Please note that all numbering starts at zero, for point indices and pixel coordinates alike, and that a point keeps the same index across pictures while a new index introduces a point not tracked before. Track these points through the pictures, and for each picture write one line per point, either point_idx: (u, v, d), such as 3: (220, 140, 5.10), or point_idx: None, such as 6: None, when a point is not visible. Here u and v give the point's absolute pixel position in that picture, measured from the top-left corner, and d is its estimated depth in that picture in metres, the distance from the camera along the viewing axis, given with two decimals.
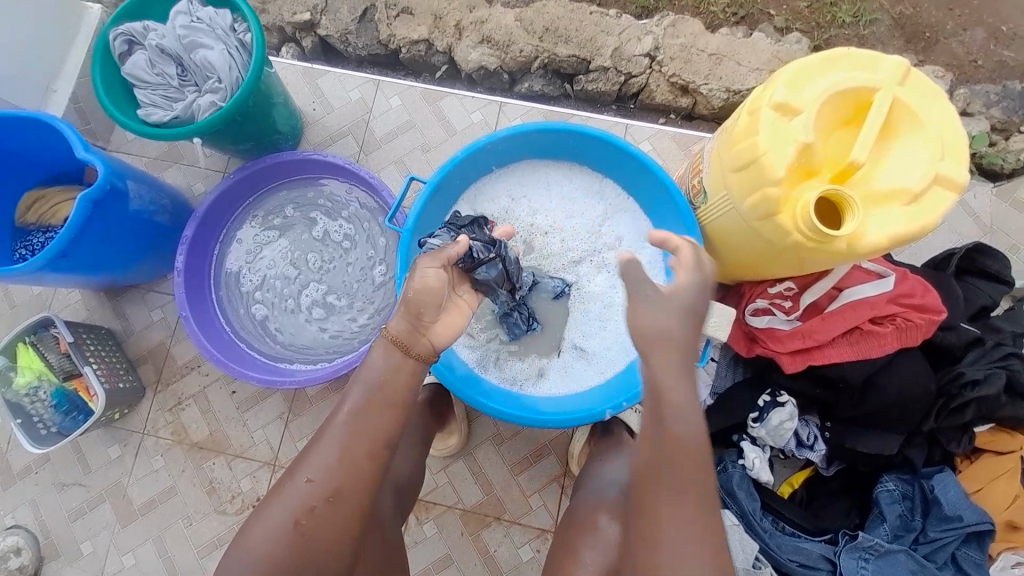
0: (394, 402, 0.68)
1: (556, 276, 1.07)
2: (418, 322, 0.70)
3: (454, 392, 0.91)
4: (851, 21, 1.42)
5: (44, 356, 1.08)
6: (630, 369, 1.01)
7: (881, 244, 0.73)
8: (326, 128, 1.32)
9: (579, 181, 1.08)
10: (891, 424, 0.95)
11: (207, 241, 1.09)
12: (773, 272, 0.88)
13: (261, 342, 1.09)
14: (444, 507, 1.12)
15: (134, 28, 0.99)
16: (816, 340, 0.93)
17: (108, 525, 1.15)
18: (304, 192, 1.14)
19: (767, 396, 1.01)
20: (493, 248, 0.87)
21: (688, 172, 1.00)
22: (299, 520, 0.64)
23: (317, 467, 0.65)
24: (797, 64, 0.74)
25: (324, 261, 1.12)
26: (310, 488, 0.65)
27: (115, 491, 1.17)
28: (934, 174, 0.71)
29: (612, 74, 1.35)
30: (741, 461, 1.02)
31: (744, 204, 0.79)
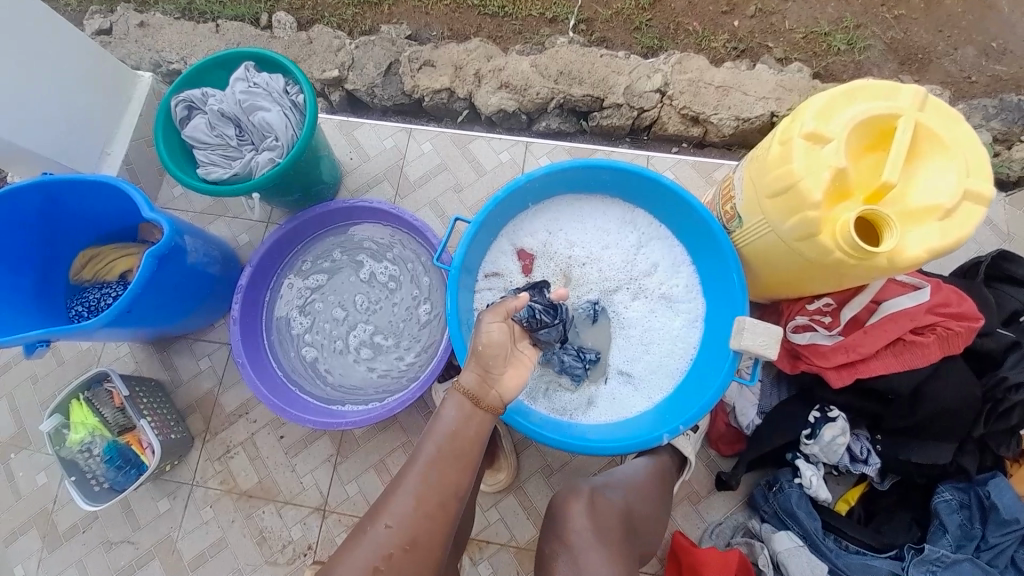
0: (462, 448, 0.72)
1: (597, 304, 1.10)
2: (486, 375, 0.77)
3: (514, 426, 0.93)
4: (846, 48, 1.51)
5: (98, 411, 1.11)
6: (678, 392, 1.03)
7: (922, 258, 0.76)
8: (362, 176, 1.39)
9: (613, 212, 1.13)
10: (942, 434, 0.95)
11: (260, 289, 1.14)
12: (813, 289, 0.91)
13: (313, 383, 1.12)
14: (498, 544, 1.12)
15: (195, 95, 1.07)
16: (860, 353, 0.95)
17: None
18: (349, 237, 1.19)
19: (817, 412, 1.01)
20: (554, 313, 0.99)
21: (717, 197, 1.04)
22: (379, 567, 0.66)
23: (394, 513, 0.68)
24: (822, 97, 0.80)
25: (371, 302, 1.16)
26: (388, 535, 0.67)
27: (165, 546, 1.16)
28: (965, 190, 0.75)
29: (626, 109, 1.42)
30: (797, 479, 1.02)
31: (782, 227, 0.83)
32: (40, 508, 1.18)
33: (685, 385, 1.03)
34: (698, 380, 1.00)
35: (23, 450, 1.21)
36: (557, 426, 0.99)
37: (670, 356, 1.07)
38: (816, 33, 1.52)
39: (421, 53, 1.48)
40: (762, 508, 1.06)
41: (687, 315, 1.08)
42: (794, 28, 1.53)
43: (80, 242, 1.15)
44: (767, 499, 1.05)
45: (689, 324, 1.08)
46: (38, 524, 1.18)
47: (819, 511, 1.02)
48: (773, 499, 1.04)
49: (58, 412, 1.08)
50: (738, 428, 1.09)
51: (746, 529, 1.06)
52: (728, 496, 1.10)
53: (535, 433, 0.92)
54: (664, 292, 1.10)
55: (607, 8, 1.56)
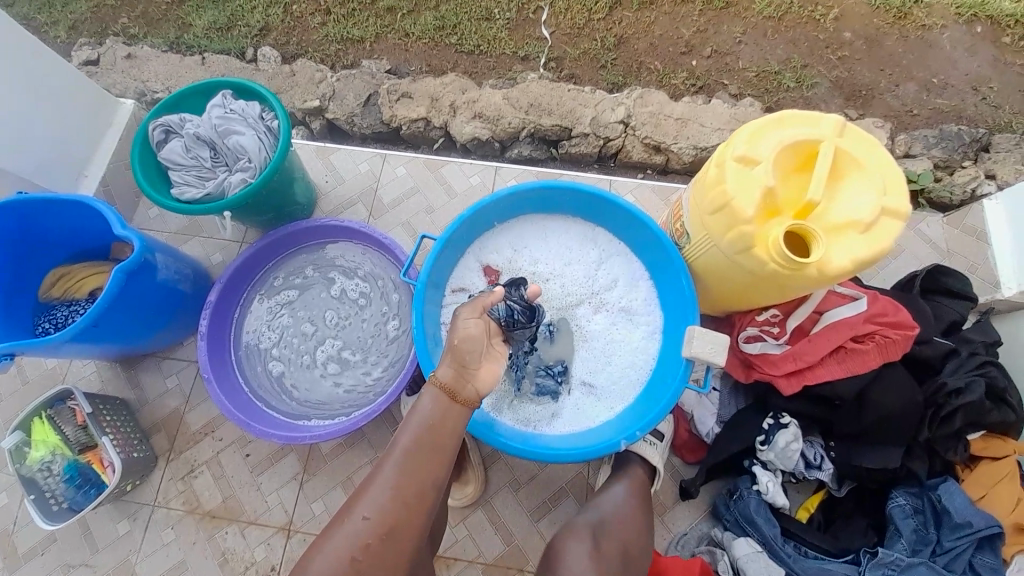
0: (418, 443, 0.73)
1: (559, 318, 1.15)
2: (463, 370, 0.80)
3: (479, 437, 0.95)
4: (795, 85, 1.64)
5: (60, 429, 1.07)
6: (637, 402, 1.06)
7: (848, 267, 0.82)
8: (338, 198, 1.44)
9: (574, 231, 1.19)
10: (890, 436, 1.00)
11: (229, 304, 1.15)
12: (759, 300, 0.97)
13: (279, 399, 1.12)
14: (466, 562, 1.10)
15: (172, 120, 1.11)
16: (806, 361, 1.00)
17: None
18: (321, 255, 1.22)
19: (771, 418, 1.05)
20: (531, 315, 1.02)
21: (670, 216, 1.11)
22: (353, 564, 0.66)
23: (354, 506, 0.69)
24: (752, 124, 0.88)
25: (340, 318, 1.18)
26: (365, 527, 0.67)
27: (122, 571, 1.12)
28: (882, 206, 0.83)
29: (592, 138, 1.52)
30: (755, 486, 1.05)
31: (723, 241, 0.89)
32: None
33: (645, 395, 1.06)
34: (657, 389, 1.04)
35: None
36: (521, 436, 1.01)
37: (630, 367, 1.11)
38: (767, 72, 1.66)
39: (400, 86, 1.57)
40: (725, 517, 1.07)
41: (646, 328, 1.13)
42: (746, 67, 1.66)
43: (51, 259, 1.16)
44: (729, 508, 1.07)
45: (648, 337, 1.12)
46: None
47: (779, 518, 1.04)
48: (733, 507, 1.06)
49: (20, 430, 1.06)
50: (699, 436, 1.12)
51: (709, 538, 1.07)
52: (693, 507, 1.11)
53: (491, 439, 0.95)
54: (624, 306, 1.15)
55: (575, 48, 1.68)
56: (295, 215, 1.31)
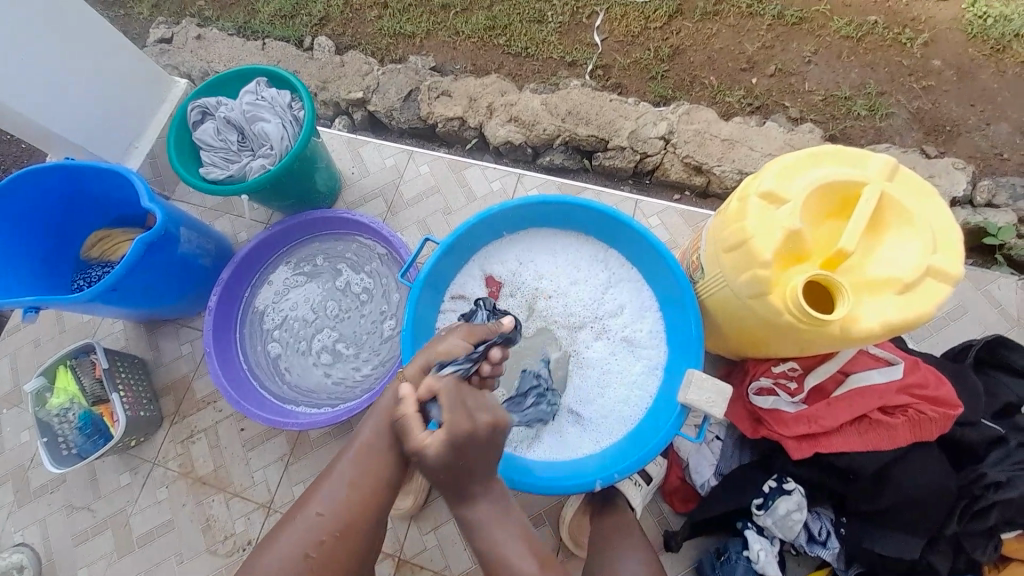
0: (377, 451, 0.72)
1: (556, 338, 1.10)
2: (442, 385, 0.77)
3: None
4: (866, 114, 1.49)
5: (79, 379, 1.16)
6: (626, 440, 0.99)
7: (875, 331, 0.72)
8: (363, 190, 1.46)
9: (586, 250, 1.14)
10: (911, 524, 0.88)
11: (241, 283, 1.19)
12: (773, 351, 0.88)
13: (274, 381, 1.15)
14: (431, 573, 1.08)
15: (209, 102, 1.17)
16: (822, 426, 0.89)
17: (105, 554, 1.17)
18: (332, 245, 1.24)
19: (773, 481, 0.95)
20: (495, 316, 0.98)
21: (688, 246, 1.04)
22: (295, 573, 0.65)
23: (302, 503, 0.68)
24: (786, 158, 0.79)
25: (341, 310, 1.19)
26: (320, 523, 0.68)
27: (118, 519, 1.19)
28: (926, 267, 0.72)
29: (628, 152, 1.45)
30: (746, 552, 0.95)
31: (736, 282, 0.81)
32: (17, 465, 1.23)
33: (635, 434, 0.99)
34: (648, 430, 0.97)
35: (11, 408, 1.27)
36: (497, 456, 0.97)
37: (625, 402, 1.04)
38: (835, 97, 1.51)
39: (441, 84, 1.56)
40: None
41: (647, 362, 1.06)
42: (813, 90, 1.52)
43: (94, 221, 1.25)
44: (714, 569, 0.98)
45: (648, 372, 1.05)
46: (12, 480, 1.23)
47: None
48: (719, 569, 0.97)
49: (44, 375, 1.14)
50: (692, 486, 1.03)
51: None
52: (676, 559, 1.03)
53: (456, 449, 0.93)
54: (627, 336, 1.08)
55: (625, 56, 1.60)
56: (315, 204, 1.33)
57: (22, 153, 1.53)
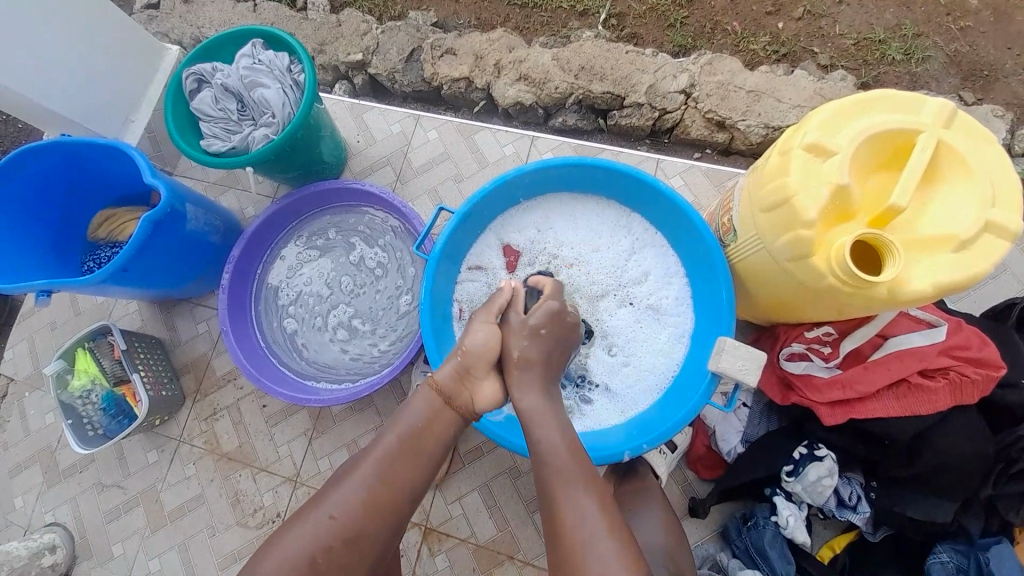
0: None
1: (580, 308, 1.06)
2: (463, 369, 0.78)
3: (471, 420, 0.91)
4: (902, 58, 1.37)
5: (99, 361, 1.16)
6: (652, 410, 0.97)
7: (926, 293, 0.68)
8: (370, 158, 1.40)
9: (607, 215, 1.09)
10: (947, 489, 0.86)
11: (253, 259, 1.16)
12: (809, 316, 0.84)
13: (292, 358, 1.14)
14: (457, 540, 1.10)
15: (204, 69, 1.10)
16: (858, 392, 0.86)
17: (141, 528, 1.21)
18: (343, 218, 1.20)
19: (804, 448, 0.94)
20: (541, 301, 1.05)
21: (717, 208, 0.99)
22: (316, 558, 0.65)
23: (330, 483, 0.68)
24: (832, 105, 0.73)
25: (356, 285, 1.17)
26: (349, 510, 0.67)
27: (150, 495, 1.22)
28: (984, 222, 0.67)
29: (646, 110, 1.36)
30: (774, 518, 0.96)
31: (774, 245, 0.76)
32: (45, 445, 1.26)
33: (662, 403, 0.98)
34: (675, 399, 0.95)
35: (35, 391, 1.29)
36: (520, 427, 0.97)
37: (651, 371, 1.02)
38: (869, 40, 1.39)
39: (444, 41, 1.46)
40: (735, 542, 0.99)
41: (673, 330, 1.03)
42: (845, 33, 1.40)
43: (98, 202, 1.22)
44: (741, 534, 0.98)
45: (674, 340, 1.03)
46: (42, 460, 1.26)
47: (795, 553, 0.96)
48: (746, 535, 0.97)
49: (63, 358, 1.14)
50: (719, 454, 1.02)
51: (714, 562, 0.99)
52: (701, 524, 1.04)
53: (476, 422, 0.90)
54: (651, 303, 1.05)
55: (641, 4, 1.48)
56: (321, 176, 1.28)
57: (18, 132, 1.48)
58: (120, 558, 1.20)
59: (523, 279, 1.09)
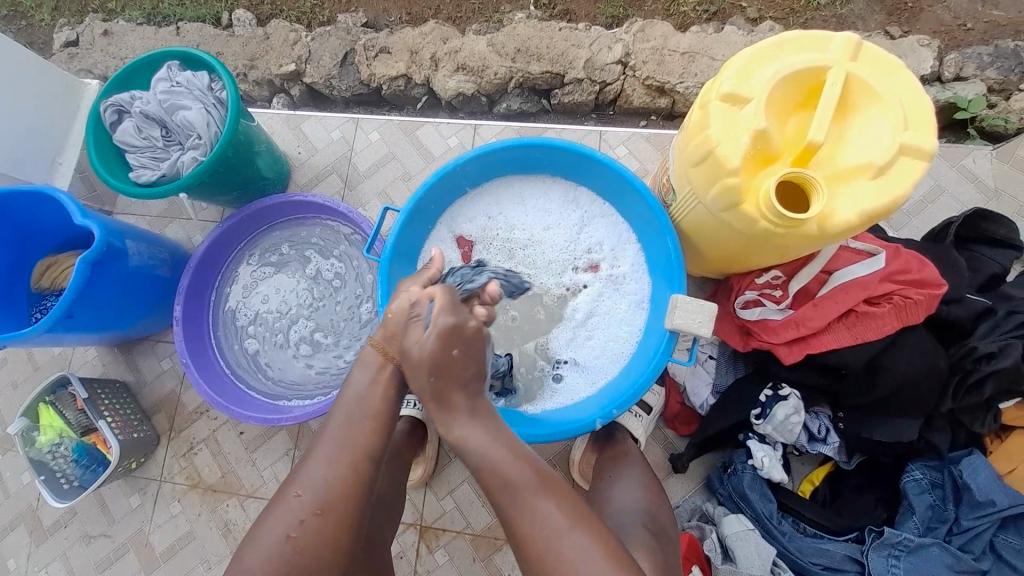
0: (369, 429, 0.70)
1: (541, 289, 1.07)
2: None
3: None
4: (827, 1, 1.39)
5: (62, 413, 1.12)
6: (620, 377, 0.99)
7: (854, 222, 0.70)
8: (314, 168, 1.37)
9: (555, 192, 1.10)
10: (906, 408, 0.90)
11: (205, 287, 1.14)
12: (754, 262, 0.86)
13: (260, 380, 1.13)
14: (454, 533, 1.11)
15: (122, 98, 1.06)
16: (810, 328, 0.89)
17: (133, 574, 1.18)
18: (294, 232, 1.18)
19: (769, 391, 0.97)
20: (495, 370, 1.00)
21: (659, 170, 1.00)
22: (295, 554, 0.65)
23: (303, 497, 0.67)
24: (743, 54, 0.74)
25: (314, 298, 1.15)
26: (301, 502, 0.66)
27: (138, 540, 1.20)
28: (899, 145, 0.69)
29: (587, 84, 1.36)
30: (751, 461, 0.99)
31: (708, 197, 0.77)
32: (25, 505, 1.22)
33: (630, 368, 0.99)
34: (641, 362, 0.97)
35: (4, 452, 1.25)
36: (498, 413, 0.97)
37: (617, 339, 1.03)
38: None
39: (377, 40, 1.43)
40: (719, 491, 1.02)
41: (633, 297, 1.05)
42: None
43: (38, 249, 1.16)
44: (723, 482, 1.01)
45: (635, 306, 1.04)
46: (25, 520, 1.22)
47: (777, 493, 0.99)
48: (727, 482, 1.00)
49: (26, 415, 1.10)
50: (692, 407, 1.05)
51: (702, 512, 1.02)
52: (685, 480, 1.05)
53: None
54: (610, 274, 1.06)
55: None
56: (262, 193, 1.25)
57: None
58: None
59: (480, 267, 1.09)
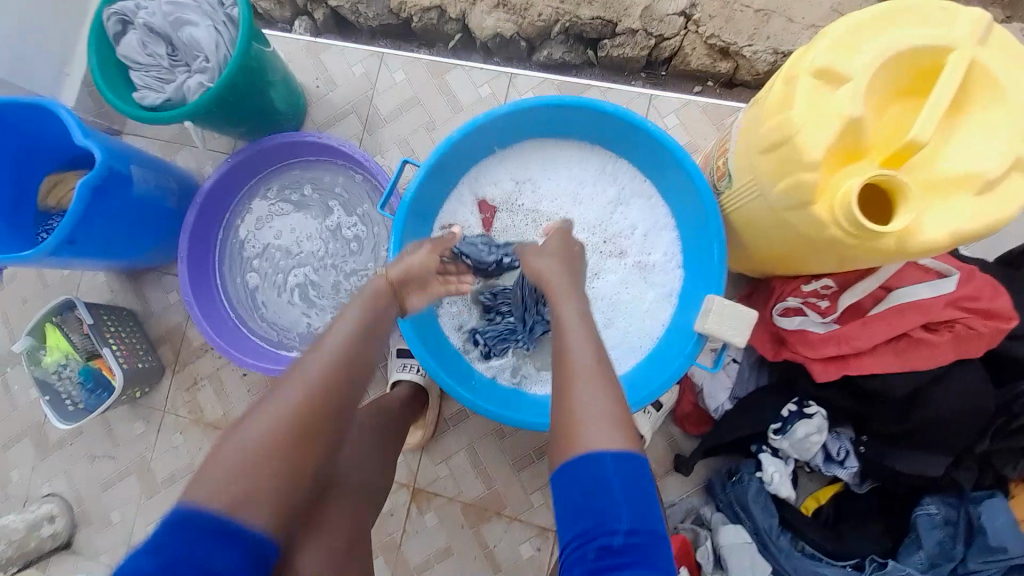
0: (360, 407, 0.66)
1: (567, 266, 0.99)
2: None
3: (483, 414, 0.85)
4: None
5: (68, 336, 1.12)
6: (641, 372, 0.92)
7: (941, 241, 0.60)
8: (332, 107, 1.26)
9: (591, 161, 0.99)
10: (938, 445, 0.83)
11: (214, 221, 1.08)
12: (809, 267, 0.76)
13: (258, 324, 1.08)
14: (446, 499, 1.11)
15: (126, 7, 0.96)
16: (853, 347, 0.81)
17: (133, 498, 1.24)
18: (312, 177, 1.10)
19: (794, 405, 0.89)
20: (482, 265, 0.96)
21: (712, 151, 0.88)
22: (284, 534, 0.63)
23: None
24: (847, 21, 0.61)
25: (325, 249, 1.07)
26: None
27: (141, 466, 1.24)
28: (1016, 157, 0.58)
29: (641, 37, 1.17)
30: (759, 474, 0.93)
31: (774, 190, 0.67)
32: (30, 421, 1.26)
33: (649, 363, 0.92)
34: (664, 357, 0.90)
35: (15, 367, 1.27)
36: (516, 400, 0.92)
37: (637, 330, 0.96)
38: None
39: None
40: (718, 497, 0.97)
41: (663, 287, 0.96)
42: None
43: (45, 166, 1.10)
44: (725, 489, 0.96)
45: (664, 297, 0.96)
46: (32, 434, 1.26)
47: (780, 509, 0.93)
48: (730, 489, 0.95)
49: (32, 334, 1.10)
50: (704, 408, 0.99)
51: (697, 515, 0.98)
52: (686, 479, 1.01)
53: (490, 414, 0.84)
54: (642, 257, 0.97)
55: None
56: (266, 123, 1.14)
57: None
58: (117, 526, 1.23)
59: (502, 236, 1.01)
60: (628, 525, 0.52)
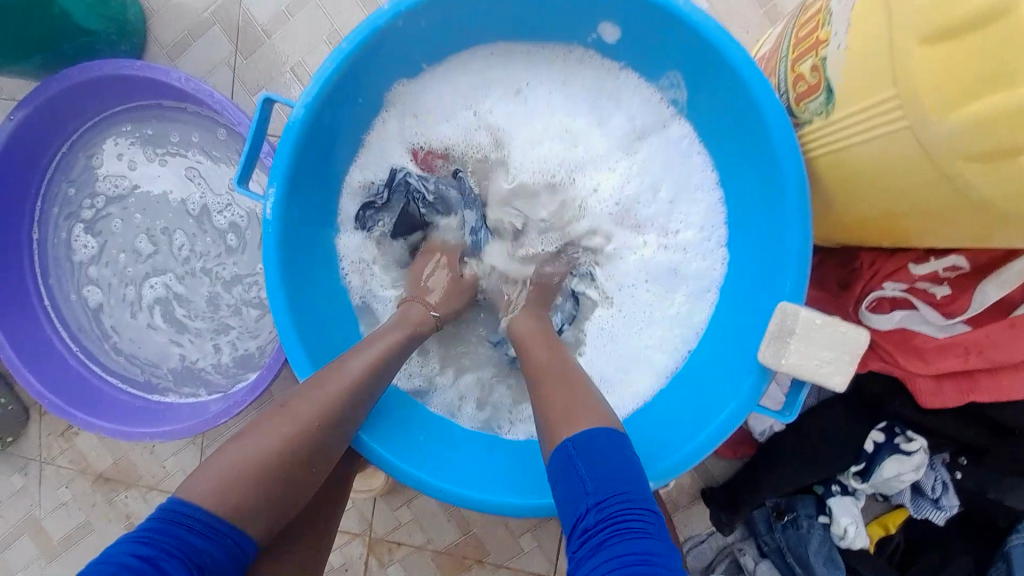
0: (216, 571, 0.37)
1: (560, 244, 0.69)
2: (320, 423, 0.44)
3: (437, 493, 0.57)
4: None
5: None
6: (672, 396, 0.64)
7: None
8: (182, 16, 0.81)
9: (583, 81, 0.66)
10: None
11: (18, 212, 0.75)
12: (943, 241, 0.48)
13: (115, 359, 0.77)
14: (411, 548, 0.87)
15: None
16: (987, 360, 0.56)
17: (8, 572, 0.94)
18: (157, 139, 0.76)
19: (881, 435, 0.69)
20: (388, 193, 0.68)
21: (791, 25, 0.54)
22: None
23: None
24: None
25: (189, 246, 0.76)
26: None
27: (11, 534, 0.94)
28: None
29: None
30: (823, 518, 0.72)
31: (947, 113, 0.36)
32: None
33: (677, 382, 0.64)
34: (709, 376, 0.61)
35: None
36: (489, 457, 0.63)
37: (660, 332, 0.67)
38: None
39: None
40: (763, 541, 0.76)
41: (692, 269, 0.66)
42: None
43: None
44: (772, 530, 0.75)
45: (693, 283, 0.66)
46: None
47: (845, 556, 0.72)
48: (779, 533, 0.74)
49: None
50: (745, 428, 0.76)
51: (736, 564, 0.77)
52: None
53: (446, 491, 0.56)
54: (660, 227, 0.67)
55: None
56: (69, 45, 0.73)
57: None
58: None
59: (458, 201, 0.70)
60: (597, 494, 0.40)
